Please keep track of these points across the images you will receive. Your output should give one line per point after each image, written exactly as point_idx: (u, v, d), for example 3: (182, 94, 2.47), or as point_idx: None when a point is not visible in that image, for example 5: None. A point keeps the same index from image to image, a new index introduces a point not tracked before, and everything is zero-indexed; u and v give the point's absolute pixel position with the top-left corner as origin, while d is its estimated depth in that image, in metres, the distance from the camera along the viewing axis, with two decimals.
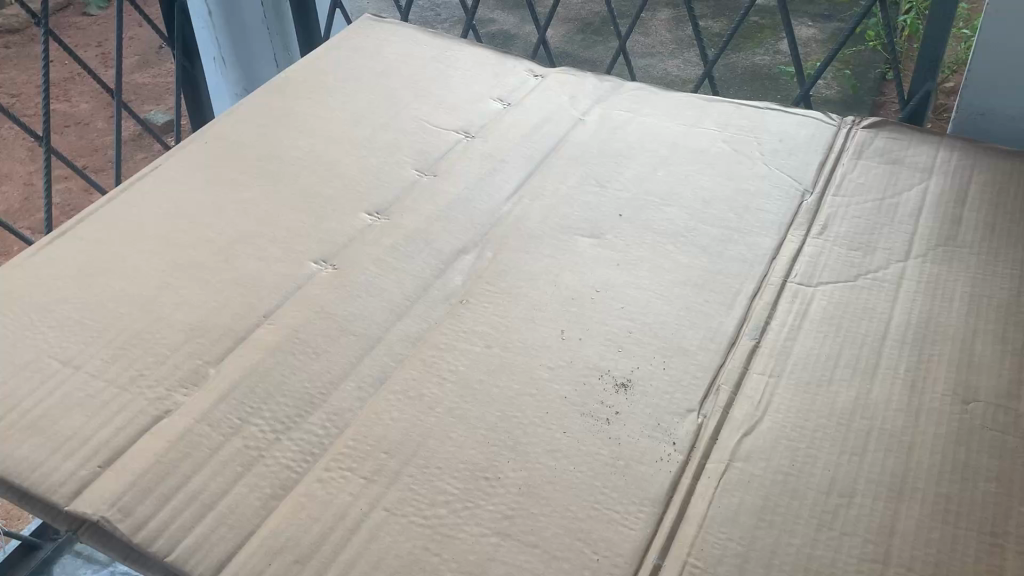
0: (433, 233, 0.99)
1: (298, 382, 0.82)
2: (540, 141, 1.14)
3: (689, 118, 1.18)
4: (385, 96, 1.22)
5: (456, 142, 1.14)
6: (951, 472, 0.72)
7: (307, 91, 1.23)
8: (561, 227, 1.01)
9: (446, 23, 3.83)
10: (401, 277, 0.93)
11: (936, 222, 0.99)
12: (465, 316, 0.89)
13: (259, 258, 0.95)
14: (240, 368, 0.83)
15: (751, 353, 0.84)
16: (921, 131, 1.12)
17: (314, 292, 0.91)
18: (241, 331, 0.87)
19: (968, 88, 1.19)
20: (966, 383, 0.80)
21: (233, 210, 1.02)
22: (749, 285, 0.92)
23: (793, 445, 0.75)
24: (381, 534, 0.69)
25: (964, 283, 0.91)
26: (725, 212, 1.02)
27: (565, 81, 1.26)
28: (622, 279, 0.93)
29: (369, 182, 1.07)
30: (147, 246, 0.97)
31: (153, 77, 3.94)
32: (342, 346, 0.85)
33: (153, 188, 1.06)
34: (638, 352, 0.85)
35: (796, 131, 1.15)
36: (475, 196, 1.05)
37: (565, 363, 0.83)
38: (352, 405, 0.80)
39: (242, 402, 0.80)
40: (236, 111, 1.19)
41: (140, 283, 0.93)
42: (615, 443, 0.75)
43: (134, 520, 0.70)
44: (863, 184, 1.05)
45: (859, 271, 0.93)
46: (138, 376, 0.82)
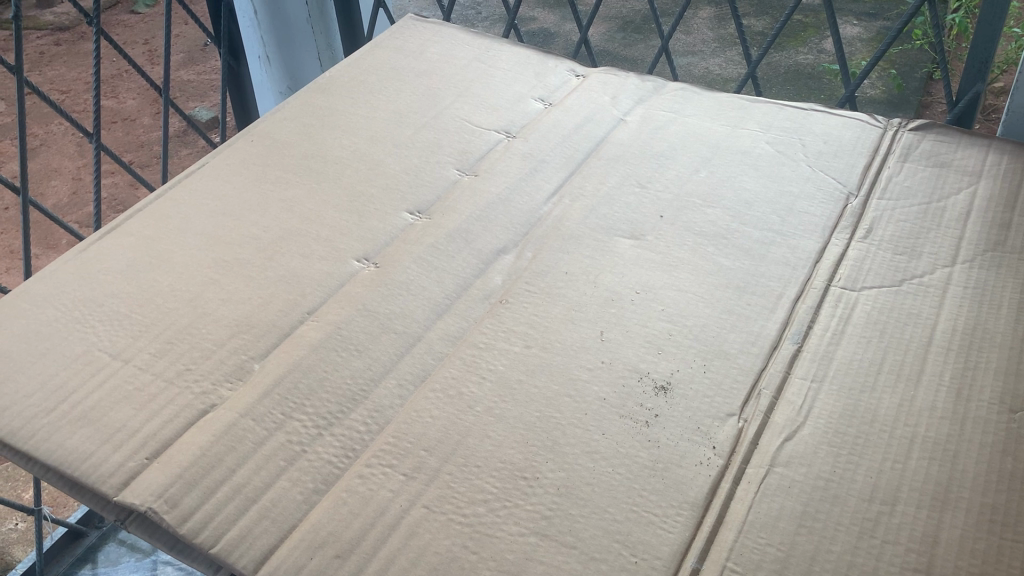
0: (474, 232, 1.00)
1: (340, 379, 0.83)
2: (581, 142, 1.14)
3: (732, 119, 1.17)
4: (428, 96, 1.23)
5: (497, 142, 1.14)
6: (998, 482, 0.71)
7: (350, 91, 1.24)
8: (602, 228, 1.01)
9: (485, 21, 3.84)
10: (442, 276, 0.94)
11: (984, 226, 0.97)
12: (505, 316, 0.90)
13: (303, 255, 0.97)
14: (284, 364, 0.84)
15: (794, 357, 0.84)
16: (970, 134, 1.10)
17: (356, 290, 0.92)
18: (284, 328, 0.88)
19: (1018, 89, 1.18)
20: (1013, 393, 0.79)
21: (278, 208, 1.03)
22: (791, 289, 0.91)
23: (834, 450, 0.74)
24: (420, 531, 0.69)
25: (1013, 289, 0.89)
26: (768, 214, 1.01)
27: (607, 81, 1.26)
28: (663, 281, 0.93)
29: (411, 182, 1.07)
30: (195, 242, 0.99)
31: (198, 73, 4.00)
32: (383, 343, 0.86)
33: (200, 185, 1.08)
34: (677, 354, 0.84)
35: (841, 132, 1.13)
36: (516, 196, 1.05)
37: (604, 364, 0.84)
38: (393, 402, 0.81)
39: (285, 398, 0.81)
40: (281, 110, 1.21)
41: (188, 278, 0.94)
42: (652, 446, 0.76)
43: (180, 511, 0.72)
44: (910, 187, 1.04)
45: (905, 275, 0.92)
46: (184, 371, 0.84)
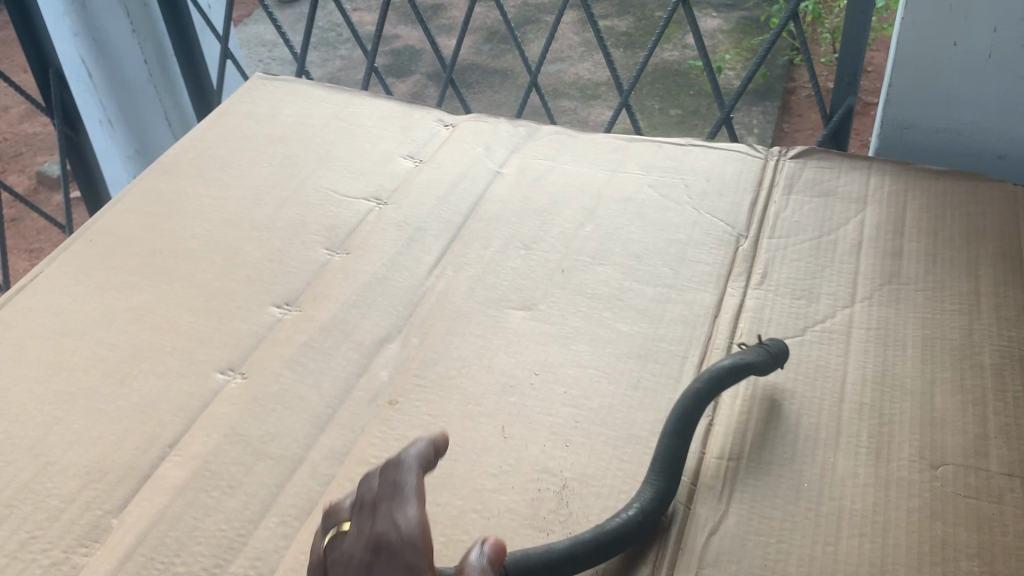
0: (352, 321, 0.92)
1: (214, 526, 0.73)
2: (457, 202, 1.07)
3: (611, 161, 1.12)
4: (287, 164, 1.13)
5: (368, 211, 1.05)
6: (930, 552, 0.68)
7: (199, 167, 1.13)
8: (490, 301, 0.95)
9: (347, 44, 3.71)
10: (321, 380, 0.86)
11: (876, 259, 0.95)
12: (396, 422, 0.82)
13: (159, 374, 0.86)
14: (146, 515, 0.74)
15: (707, 436, 0.79)
16: (849, 157, 1.08)
17: (223, 410, 0.82)
18: (142, 469, 0.77)
19: (890, 102, 1.17)
20: (931, 445, 0.76)
21: (126, 319, 0.92)
22: (694, 352, 0.87)
23: (763, 539, 0.70)
24: None
25: (915, 324, 0.87)
26: (659, 267, 0.97)
27: (478, 128, 1.19)
28: (561, 357, 0.88)
29: (276, 269, 0.97)
30: (31, 372, 0.87)
31: (43, 125, 3.72)
32: (260, 473, 0.77)
33: (35, 300, 0.95)
34: (586, 447, 0.78)
35: (723, 166, 1.10)
36: (394, 275, 0.97)
37: (509, 469, 0.77)
38: (278, 544, 0.72)
39: (152, 558, 0.71)
40: (123, 199, 1.08)
41: (26, 420, 0.82)
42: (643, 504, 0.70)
43: None
44: (799, 222, 1.01)
45: (806, 322, 0.89)
46: (29, 539, 0.73)
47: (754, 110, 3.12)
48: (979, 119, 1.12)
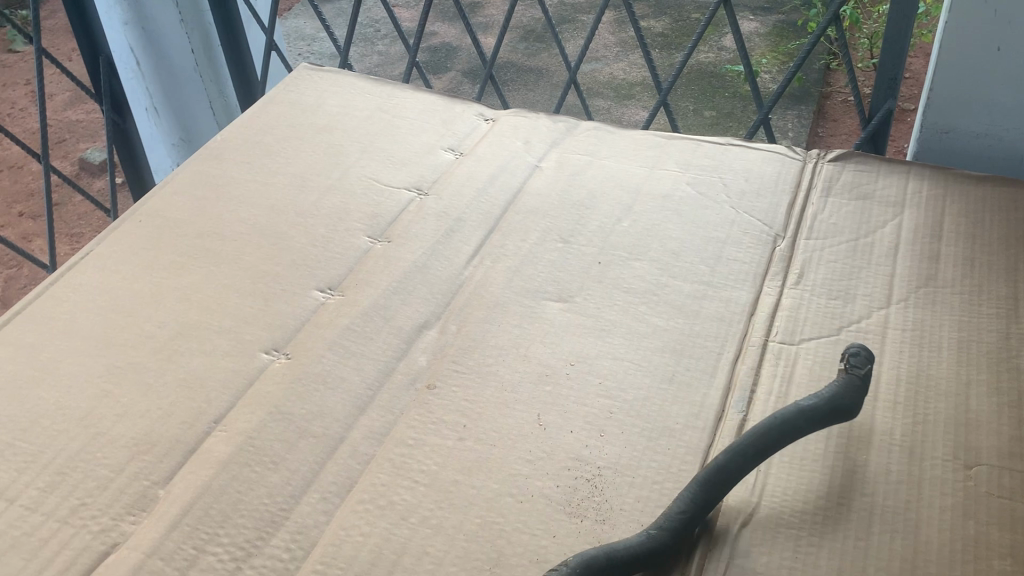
0: (392, 307, 0.94)
1: (257, 499, 0.76)
2: (497, 195, 1.08)
3: (650, 159, 1.13)
4: (331, 153, 1.15)
5: (408, 201, 1.07)
6: (963, 551, 0.68)
7: (245, 154, 1.15)
8: (528, 292, 0.96)
9: (385, 40, 3.75)
10: (362, 363, 0.88)
11: (913, 262, 0.96)
12: (434, 406, 0.84)
13: (205, 353, 0.88)
14: (191, 487, 0.76)
15: (740, 429, 0.79)
16: (888, 160, 1.09)
17: (267, 389, 0.85)
18: (188, 443, 0.80)
19: (930, 106, 1.17)
20: (965, 446, 0.76)
21: (174, 298, 0.94)
22: (729, 347, 0.88)
23: (794, 532, 0.70)
24: None
25: (951, 328, 0.88)
26: (696, 264, 0.98)
27: (518, 123, 1.21)
28: (597, 349, 0.89)
29: (318, 255, 1.00)
30: (83, 347, 0.89)
31: (86, 113, 3.79)
32: (302, 451, 0.79)
33: (86, 277, 0.98)
34: (620, 436, 0.80)
35: (761, 167, 1.10)
36: (434, 263, 0.99)
37: (545, 454, 0.79)
38: (318, 520, 0.74)
39: (196, 528, 0.73)
40: (172, 183, 1.11)
41: (77, 392, 0.85)
42: (687, 503, 0.70)
43: None
44: (836, 223, 1.01)
45: (841, 322, 0.89)
46: (79, 506, 0.75)
47: (790, 114, 3.11)
48: (1020, 126, 1.12)
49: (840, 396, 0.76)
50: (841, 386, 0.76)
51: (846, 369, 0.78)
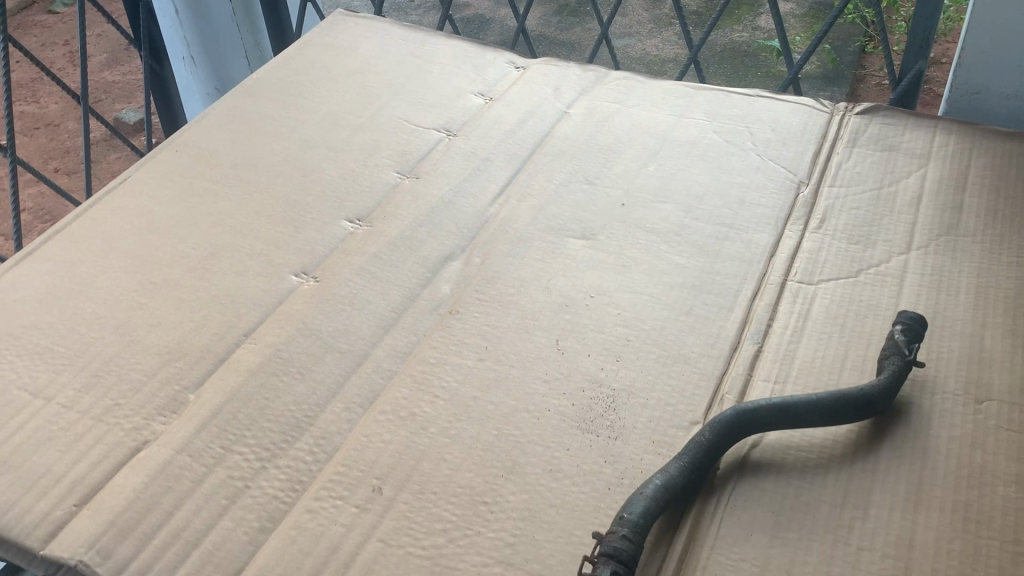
0: (419, 238, 0.96)
1: (282, 406, 0.78)
2: (525, 137, 1.10)
3: (677, 108, 1.14)
4: (363, 93, 1.18)
5: (437, 140, 1.10)
6: (968, 477, 0.70)
7: (280, 92, 1.18)
8: (552, 228, 0.98)
9: (419, 10, 3.76)
10: (387, 288, 0.90)
11: (935, 211, 0.96)
12: (456, 329, 0.86)
13: (236, 272, 0.91)
14: (220, 392, 0.79)
15: (754, 359, 0.81)
16: (916, 115, 1.09)
17: (295, 307, 0.87)
18: (218, 353, 0.83)
19: (962, 66, 1.17)
20: (977, 382, 0.77)
21: (208, 222, 0.97)
22: (748, 285, 0.89)
23: (803, 454, 0.72)
24: (377, 567, 0.67)
25: (969, 273, 0.88)
26: (719, 207, 0.99)
27: (548, 71, 1.22)
28: (616, 284, 0.91)
29: (348, 186, 1.02)
30: (119, 263, 0.92)
31: (123, 74, 3.84)
32: (327, 364, 0.82)
33: (124, 201, 1.01)
34: (636, 362, 0.82)
35: (788, 118, 1.11)
36: (460, 198, 1.01)
37: (562, 376, 0.81)
38: (341, 427, 0.77)
39: (224, 429, 0.76)
40: (208, 116, 1.14)
41: (113, 304, 0.88)
42: (711, 433, 0.71)
43: (114, 562, 0.67)
44: (860, 173, 1.02)
45: (860, 265, 0.90)
46: (113, 406, 0.78)
47: (822, 95, 3.09)
48: None
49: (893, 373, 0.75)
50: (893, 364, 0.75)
51: (897, 334, 0.77)
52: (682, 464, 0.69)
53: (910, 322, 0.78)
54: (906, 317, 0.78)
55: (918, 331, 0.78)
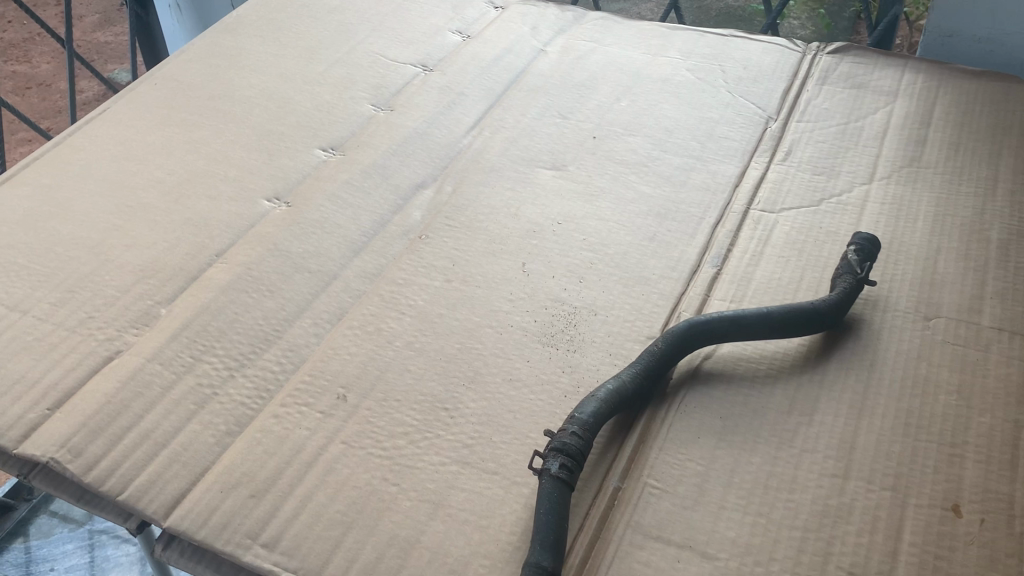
0: (391, 167, 0.98)
1: (252, 320, 0.81)
2: (501, 74, 1.12)
3: (652, 47, 1.16)
4: (341, 32, 1.19)
5: (414, 76, 1.11)
6: (912, 387, 0.72)
7: (259, 30, 1.19)
8: (523, 159, 0.99)
9: None
10: (359, 213, 0.92)
11: (900, 144, 0.98)
12: (424, 252, 0.88)
13: (210, 197, 0.93)
14: (192, 307, 0.81)
15: (713, 281, 0.83)
16: (886, 56, 1.11)
17: (267, 230, 0.89)
18: (191, 271, 0.85)
19: (936, 8, 1.18)
20: (928, 301, 0.79)
21: (184, 150, 0.99)
22: (712, 213, 0.91)
23: (753, 365, 0.75)
24: (339, 466, 0.69)
25: (929, 203, 0.90)
26: (688, 140, 1.01)
27: (526, 12, 1.23)
28: (584, 211, 0.92)
29: (323, 118, 1.04)
30: (97, 188, 0.94)
31: (116, 35, 3.83)
32: (297, 283, 0.84)
33: (102, 130, 1.02)
34: (599, 282, 0.84)
35: (761, 57, 1.13)
36: (434, 130, 1.03)
37: (526, 295, 0.83)
38: (309, 340, 0.79)
39: (195, 340, 0.78)
40: (188, 51, 1.15)
41: (89, 225, 0.90)
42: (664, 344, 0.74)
43: (85, 460, 0.69)
44: (828, 109, 1.04)
45: (823, 194, 0.92)
46: (87, 319, 0.80)
47: None
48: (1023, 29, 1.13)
49: (848, 291, 0.77)
50: (847, 283, 0.78)
51: (851, 254, 0.80)
52: (636, 373, 0.72)
53: (864, 243, 0.80)
54: (859, 238, 0.81)
55: (872, 252, 0.80)
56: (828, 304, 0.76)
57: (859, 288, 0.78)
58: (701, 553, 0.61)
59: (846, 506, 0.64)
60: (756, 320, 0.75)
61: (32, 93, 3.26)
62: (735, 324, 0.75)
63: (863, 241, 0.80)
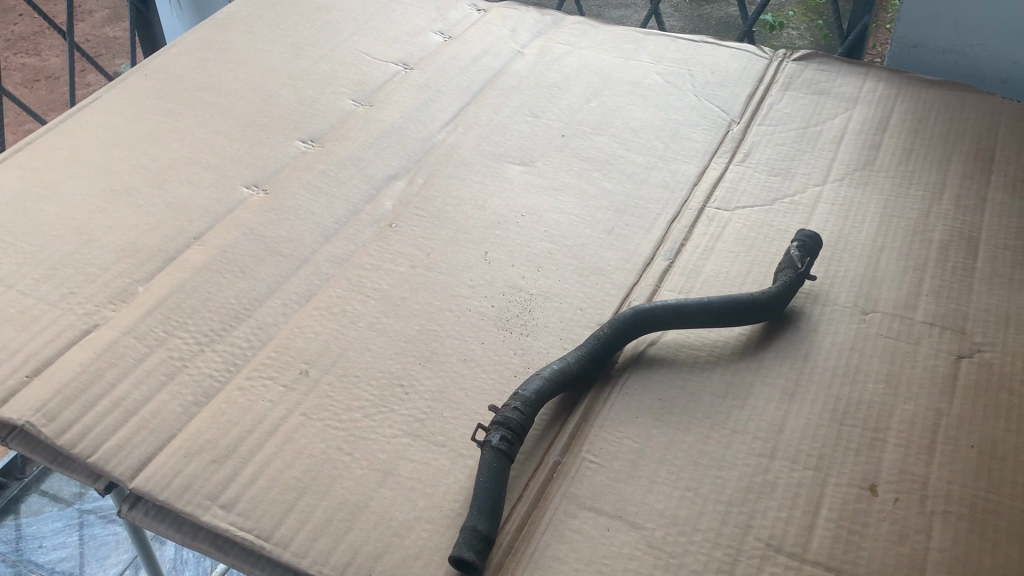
0: (367, 159, 1.02)
1: (224, 299, 0.85)
2: (478, 73, 1.16)
3: (626, 51, 1.20)
4: (327, 30, 1.24)
5: (394, 73, 1.16)
6: (843, 375, 0.76)
7: (248, 26, 1.24)
8: (493, 154, 1.04)
9: None
10: (332, 201, 0.96)
11: (855, 148, 1.02)
12: (392, 239, 0.92)
13: (191, 183, 0.97)
14: (168, 285, 0.86)
15: (664, 273, 0.87)
16: (848, 64, 1.15)
17: (244, 215, 0.94)
18: (169, 253, 0.89)
19: (902, 19, 1.22)
20: (866, 296, 0.83)
21: (170, 138, 1.03)
22: (669, 210, 0.95)
23: (694, 352, 0.79)
24: (298, 436, 0.73)
25: (877, 204, 0.94)
26: (653, 140, 1.05)
27: (507, 15, 1.28)
28: (547, 205, 0.96)
29: (305, 111, 1.08)
30: (84, 172, 0.99)
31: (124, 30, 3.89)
32: (269, 265, 0.89)
33: (93, 118, 1.07)
34: (555, 271, 0.88)
35: (729, 63, 1.17)
36: (410, 125, 1.07)
37: (486, 282, 0.87)
38: (277, 319, 0.83)
39: (169, 316, 0.83)
40: (178, 45, 1.20)
41: (75, 207, 0.94)
42: (609, 329, 0.78)
43: (59, 424, 0.73)
44: (789, 113, 1.08)
45: (777, 194, 0.96)
46: (68, 294, 0.85)
47: None
48: (984, 41, 1.17)
49: (788, 286, 0.81)
50: (787, 277, 0.82)
51: (794, 250, 0.84)
52: (581, 356, 0.76)
53: (808, 240, 0.85)
54: (802, 235, 0.85)
55: (813, 249, 0.84)
56: (767, 297, 0.80)
57: (799, 282, 0.82)
58: (630, 522, 0.65)
59: (771, 483, 0.67)
60: (698, 309, 0.79)
61: (39, 85, 3.31)
62: (678, 312, 0.79)
63: (806, 238, 0.84)
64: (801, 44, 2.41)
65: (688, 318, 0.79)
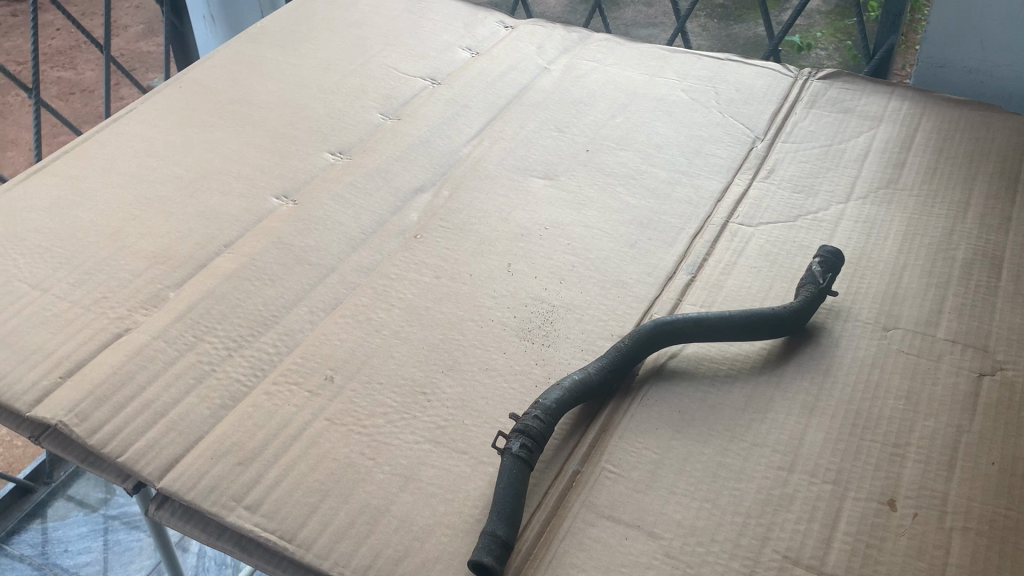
0: (394, 171, 1.04)
1: (252, 305, 0.87)
2: (504, 88, 1.18)
3: (651, 68, 1.21)
4: (357, 45, 1.26)
5: (422, 88, 1.18)
6: (863, 391, 0.76)
7: (281, 41, 1.27)
8: (518, 168, 1.05)
9: None
10: (359, 212, 0.98)
11: (879, 167, 1.02)
12: (417, 250, 0.94)
13: (223, 192, 1.00)
14: (198, 292, 0.88)
15: (686, 287, 0.88)
16: (873, 83, 1.16)
17: (272, 224, 0.96)
18: (199, 260, 0.91)
19: (928, 39, 1.22)
20: (888, 313, 0.83)
21: (202, 149, 1.06)
22: (692, 225, 0.96)
23: (715, 365, 0.79)
24: (322, 440, 0.74)
25: (900, 222, 0.94)
26: (676, 156, 1.06)
27: (534, 32, 1.30)
28: (571, 218, 0.97)
29: (334, 124, 1.10)
30: (119, 181, 1.01)
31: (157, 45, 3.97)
32: (297, 273, 0.90)
33: (128, 128, 1.10)
34: (578, 284, 0.89)
35: (753, 81, 1.18)
36: (437, 138, 1.09)
37: (508, 293, 0.88)
38: (304, 326, 0.85)
39: (198, 322, 0.85)
40: (212, 58, 1.22)
41: (110, 214, 0.97)
42: (631, 341, 0.79)
43: (90, 424, 0.75)
44: (813, 131, 1.08)
45: (800, 211, 0.97)
46: (101, 299, 0.87)
47: None
48: (1010, 61, 1.17)
49: (810, 301, 0.82)
50: (808, 292, 0.82)
51: (816, 266, 0.84)
52: (602, 367, 0.77)
53: (830, 255, 0.85)
54: (825, 251, 0.85)
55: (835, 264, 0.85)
56: (788, 311, 0.81)
57: (821, 298, 0.83)
58: (648, 532, 0.66)
59: (789, 496, 0.68)
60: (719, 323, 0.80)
61: (74, 98, 3.39)
62: (698, 325, 0.80)
63: (828, 254, 0.85)
64: (829, 64, 2.41)
65: (708, 331, 0.80)
